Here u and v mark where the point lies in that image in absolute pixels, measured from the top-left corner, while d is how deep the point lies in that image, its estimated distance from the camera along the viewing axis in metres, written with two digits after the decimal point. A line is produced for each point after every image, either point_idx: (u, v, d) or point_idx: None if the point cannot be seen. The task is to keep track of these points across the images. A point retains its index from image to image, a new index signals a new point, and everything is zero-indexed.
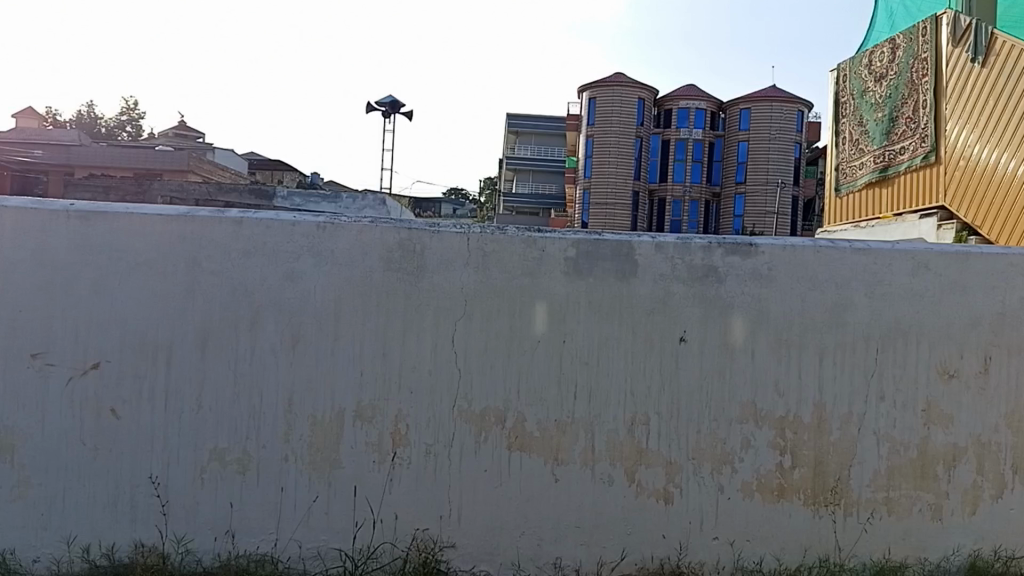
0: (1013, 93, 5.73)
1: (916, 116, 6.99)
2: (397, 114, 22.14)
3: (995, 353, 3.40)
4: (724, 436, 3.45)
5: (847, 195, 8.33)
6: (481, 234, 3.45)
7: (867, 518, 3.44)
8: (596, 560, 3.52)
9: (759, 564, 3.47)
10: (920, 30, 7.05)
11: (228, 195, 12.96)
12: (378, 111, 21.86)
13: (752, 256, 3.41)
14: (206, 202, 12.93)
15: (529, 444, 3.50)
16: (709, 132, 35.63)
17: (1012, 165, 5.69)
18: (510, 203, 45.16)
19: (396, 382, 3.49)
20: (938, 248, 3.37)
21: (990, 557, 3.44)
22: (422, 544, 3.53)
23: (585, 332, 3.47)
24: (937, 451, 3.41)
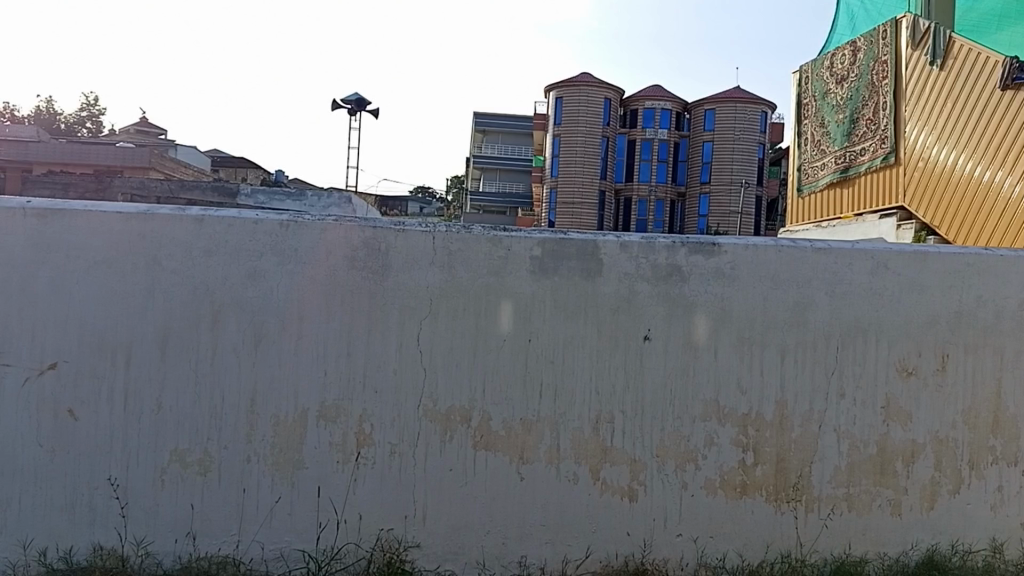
0: (972, 96, 5.87)
1: (876, 118, 7.11)
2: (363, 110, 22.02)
3: (953, 351, 3.46)
4: (689, 433, 3.47)
5: (808, 195, 8.45)
6: (447, 233, 3.43)
7: (828, 514, 3.49)
8: (561, 558, 3.52)
9: (722, 561, 3.50)
10: (880, 33, 7.17)
11: (191, 192, 12.55)
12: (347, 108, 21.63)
13: (715, 256, 3.44)
14: (168, 199, 12.57)
15: (494, 443, 3.49)
16: (675, 132, 35.98)
17: (971, 167, 5.83)
18: (479, 203, 45.08)
19: (361, 382, 3.46)
20: (897, 248, 3.42)
21: (948, 551, 3.49)
22: (387, 544, 3.51)
23: (550, 331, 3.47)
24: (896, 447, 3.47)
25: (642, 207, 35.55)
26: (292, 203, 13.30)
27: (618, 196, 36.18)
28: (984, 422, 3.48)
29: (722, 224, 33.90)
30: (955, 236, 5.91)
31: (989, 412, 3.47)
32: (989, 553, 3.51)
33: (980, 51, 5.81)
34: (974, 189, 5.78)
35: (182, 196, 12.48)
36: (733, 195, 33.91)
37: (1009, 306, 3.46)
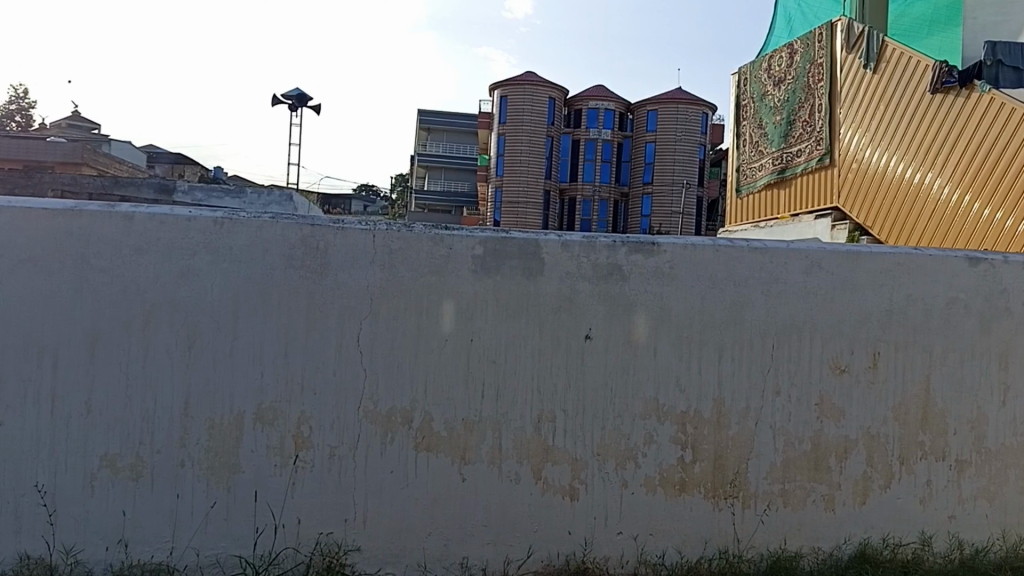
0: (903, 100, 6.05)
1: (811, 120, 7.29)
2: (302, 106, 21.57)
3: (883, 348, 3.54)
4: (629, 432, 3.49)
5: (747, 195, 8.62)
6: (386, 232, 3.39)
7: (764, 510, 3.54)
8: (503, 559, 3.51)
9: (662, 558, 3.52)
10: (816, 36, 7.34)
11: (125, 189, 12.52)
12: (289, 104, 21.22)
13: (655, 255, 3.46)
14: (101, 197, 12.41)
15: (436, 444, 3.46)
16: (619, 132, 36.18)
17: (902, 169, 6.02)
18: (427, 202, 44.77)
19: (299, 383, 3.39)
20: (830, 247, 3.49)
21: (879, 545, 3.57)
22: (326, 549, 3.44)
23: (491, 331, 3.45)
24: (829, 443, 3.54)
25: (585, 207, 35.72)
26: (231, 201, 13.08)
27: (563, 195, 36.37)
28: (914, 418, 3.57)
29: (665, 224, 34.35)
30: (887, 236, 6.11)
31: (918, 408, 3.57)
32: (918, 546, 3.60)
33: (912, 56, 5.99)
34: (906, 190, 5.97)
35: (115, 193, 12.29)
36: (676, 195, 34.36)
37: (937, 304, 3.55)
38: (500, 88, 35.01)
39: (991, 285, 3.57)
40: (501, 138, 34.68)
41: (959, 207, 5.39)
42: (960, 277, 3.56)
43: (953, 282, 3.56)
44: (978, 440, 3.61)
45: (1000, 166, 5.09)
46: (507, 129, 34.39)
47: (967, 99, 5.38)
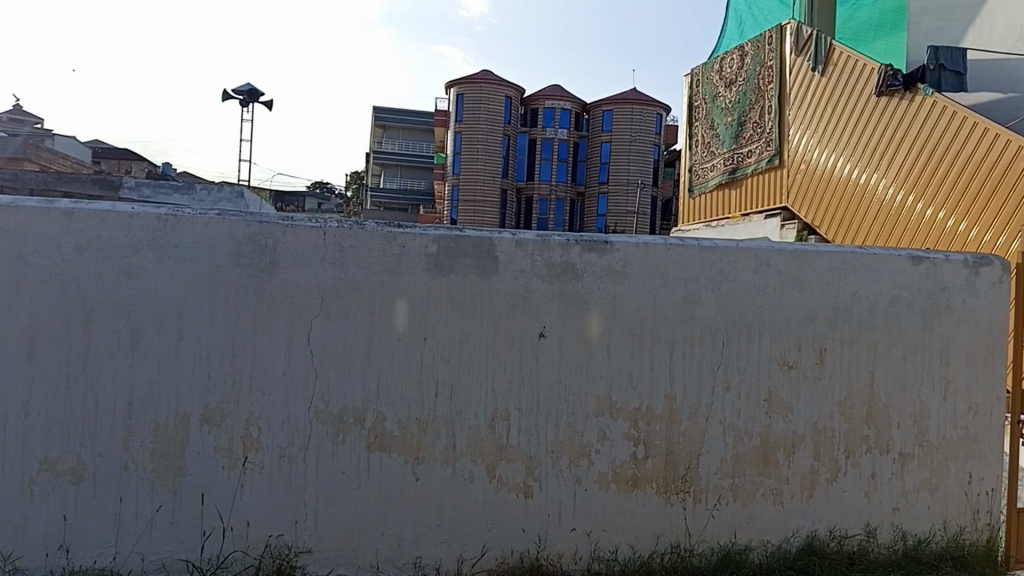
0: (849, 103, 6.54)
1: (762, 121, 7.77)
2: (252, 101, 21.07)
3: (830, 345, 3.61)
4: (582, 429, 3.51)
5: (701, 195, 9.06)
6: (338, 229, 3.35)
7: (715, 504, 3.59)
8: (456, 558, 3.49)
9: (615, 554, 3.54)
10: (766, 39, 7.80)
11: (69, 185, 12.05)
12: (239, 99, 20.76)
13: (607, 253, 3.48)
14: (43, 191, 11.93)
15: (389, 444, 3.42)
16: (574, 132, 36.16)
17: (847, 170, 6.50)
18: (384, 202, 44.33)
19: (247, 383, 3.33)
20: (778, 246, 3.55)
21: (826, 537, 3.64)
22: (276, 551, 3.39)
23: (445, 329, 3.43)
24: (778, 438, 3.60)
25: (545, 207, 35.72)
26: (179, 197, 12.77)
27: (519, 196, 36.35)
28: (860, 413, 3.65)
29: (620, 224, 34.54)
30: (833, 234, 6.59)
31: (863, 403, 3.65)
32: (864, 537, 3.68)
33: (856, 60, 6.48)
34: (850, 189, 6.47)
35: (59, 188, 11.83)
36: (631, 195, 34.55)
37: (882, 301, 3.64)
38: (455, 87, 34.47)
39: (933, 283, 3.67)
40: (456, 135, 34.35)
41: (897, 205, 5.88)
42: (904, 275, 3.65)
43: (897, 280, 3.65)
44: (921, 433, 3.71)
45: (932, 166, 5.59)
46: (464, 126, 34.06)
47: (908, 102, 5.87)
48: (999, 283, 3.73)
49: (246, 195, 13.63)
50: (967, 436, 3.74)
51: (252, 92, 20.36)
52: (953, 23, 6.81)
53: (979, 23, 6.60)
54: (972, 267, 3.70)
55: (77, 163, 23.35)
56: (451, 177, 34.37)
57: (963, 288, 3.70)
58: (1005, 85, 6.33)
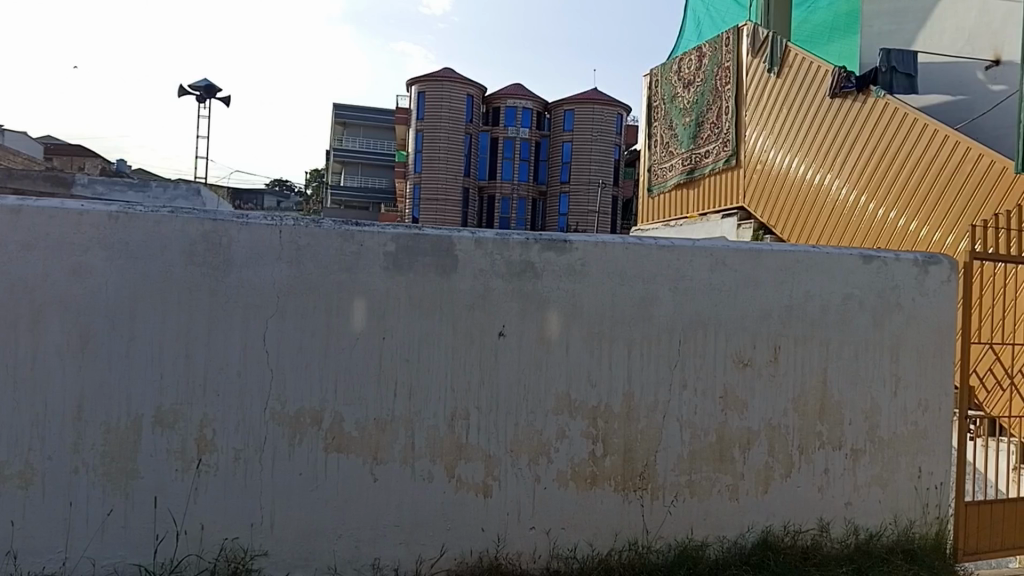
0: (803, 105, 6.72)
1: (719, 122, 7.93)
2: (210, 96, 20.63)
3: (784, 343, 3.67)
4: (541, 427, 3.52)
5: (659, 195, 9.15)
6: (294, 227, 3.31)
7: (672, 501, 3.62)
8: (415, 558, 3.47)
9: (573, 551, 3.56)
10: (723, 41, 7.96)
11: (17, 181, 11.64)
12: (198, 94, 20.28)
13: (566, 252, 3.50)
14: None
15: (347, 444, 3.39)
16: (534, 132, 34.15)
17: (802, 170, 6.69)
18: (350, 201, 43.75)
19: (201, 384, 3.28)
20: (733, 245, 3.60)
21: (781, 532, 3.71)
22: (232, 554, 3.34)
23: (403, 328, 3.42)
24: (733, 434, 3.65)
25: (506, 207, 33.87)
26: (132, 194, 12.51)
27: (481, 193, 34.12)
28: (813, 409, 3.72)
29: (580, 224, 32.85)
30: (787, 233, 6.75)
31: (817, 400, 3.72)
32: (817, 532, 3.75)
33: (811, 62, 6.66)
34: (805, 188, 6.66)
35: (7, 184, 11.42)
36: (592, 195, 32.87)
37: (835, 300, 3.71)
38: (416, 83, 32.52)
39: (883, 281, 3.76)
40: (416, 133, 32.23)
41: (849, 204, 6.09)
42: (856, 274, 3.72)
43: (850, 279, 3.72)
44: (872, 429, 3.79)
45: (883, 166, 5.79)
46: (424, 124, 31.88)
47: (860, 103, 6.07)
48: (947, 281, 3.86)
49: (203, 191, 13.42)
50: (917, 431, 3.85)
51: (212, 90, 20.01)
52: (905, 26, 7.01)
53: (930, 27, 6.80)
54: (921, 265, 3.82)
55: (29, 158, 22.55)
56: (411, 177, 32.41)
57: (912, 286, 3.81)
58: (954, 88, 6.53)
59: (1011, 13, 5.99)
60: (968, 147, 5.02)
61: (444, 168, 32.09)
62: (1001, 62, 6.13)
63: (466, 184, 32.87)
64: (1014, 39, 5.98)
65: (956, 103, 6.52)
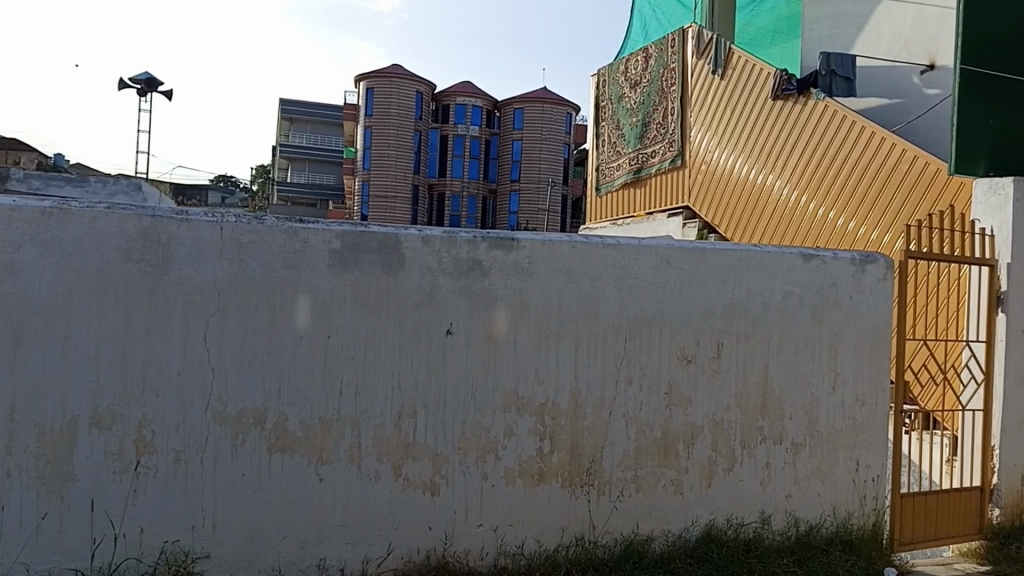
0: (745, 107, 6.88)
1: (665, 122, 8.05)
2: (151, 89, 19.98)
3: (726, 340, 3.75)
4: (489, 425, 3.52)
5: (607, 194, 9.26)
6: (236, 224, 3.25)
7: (618, 496, 3.66)
8: (361, 558, 3.42)
9: (521, 548, 3.57)
10: (668, 42, 8.08)
11: None
12: (137, 86, 19.59)
13: (514, 250, 3.51)
14: None
15: (291, 445, 3.33)
16: (483, 131, 33.35)
17: (745, 170, 6.84)
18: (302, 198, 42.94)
19: (140, 384, 3.18)
20: (677, 244, 3.67)
21: (724, 526, 3.78)
22: (172, 557, 3.24)
23: (349, 326, 3.38)
24: (678, 430, 3.71)
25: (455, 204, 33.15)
26: (71, 190, 11.95)
27: (431, 192, 33.40)
28: (754, 405, 3.80)
29: (529, 220, 32.52)
30: (731, 233, 6.89)
31: (758, 396, 3.80)
32: (759, 525, 3.83)
33: (754, 65, 6.83)
34: (749, 188, 6.81)
35: None
36: (541, 195, 32.59)
37: (775, 298, 3.80)
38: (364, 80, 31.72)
39: (822, 279, 3.87)
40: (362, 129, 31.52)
41: (790, 204, 6.26)
42: (796, 273, 3.82)
43: (789, 277, 3.82)
44: (812, 423, 3.89)
45: (822, 167, 5.97)
46: (373, 121, 31.04)
47: (803, 105, 6.22)
48: (882, 279, 4.00)
49: (144, 186, 13.17)
50: (854, 425, 3.96)
51: (151, 81, 19.40)
52: (845, 30, 7.22)
53: (867, 33, 7.01)
54: (858, 264, 3.94)
55: None
56: (360, 173, 31.29)
57: (850, 284, 3.92)
58: (891, 92, 6.74)
59: (945, 19, 6.23)
60: (904, 149, 5.20)
61: (394, 166, 31.16)
62: (935, 67, 6.35)
63: (415, 180, 32.14)
64: (948, 46, 6.20)
65: (893, 107, 6.74)
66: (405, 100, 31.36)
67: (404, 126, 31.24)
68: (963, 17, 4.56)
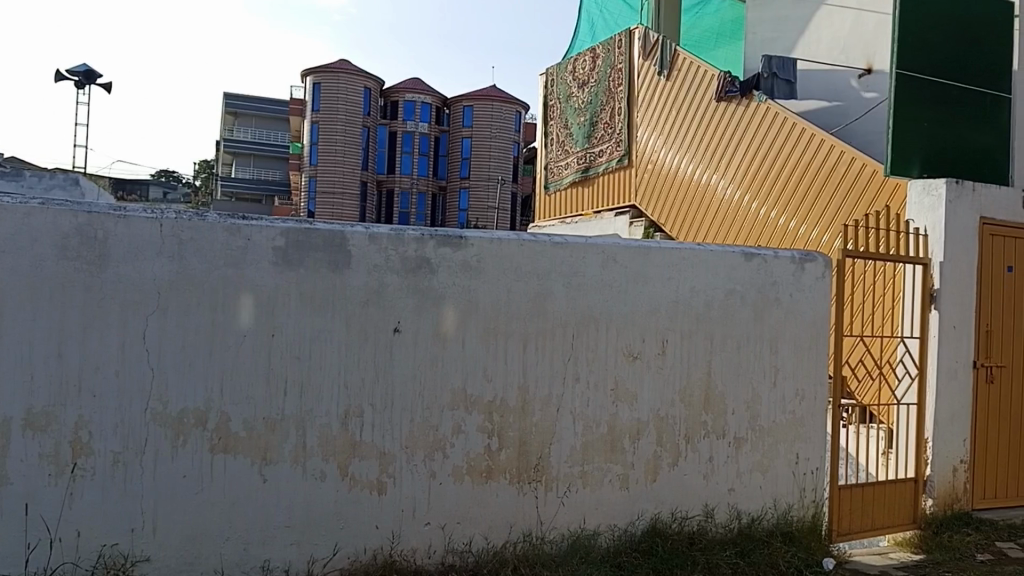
0: (691, 107, 7.00)
1: (612, 122, 8.13)
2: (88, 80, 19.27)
3: (671, 336, 3.82)
4: (436, 423, 3.52)
5: (555, 193, 9.28)
6: (176, 221, 3.18)
7: (565, 492, 3.69)
8: (307, 559, 3.38)
9: (468, 545, 3.58)
10: (615, 42, 8.16)
11: None
12: (74, 76, 18.86)
13: (461, 248, 3.52)
14: None
15: (234, 445, 3.27)
16: (433, 127, 33.03)
17: (691, 171, 6.97)
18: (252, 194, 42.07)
19: (76, 384, 3.09)
20: (622, 243, 3.73)
21: (668, 519, 3.84)
22: (111, 561, 3.14)
23: (293, 325, 3.34)
24: (624, 425, 3.76)
25: (404, 202, 32.91)
26: (4, 185, 11.30)
27: (380, 188, 33.01)
28: (698, 400, 3.87)
29: (478, 220, 32.44)
30: (678, 232, 7.00)
31: (702, 391, 3.88)
32: (702, 518, 3.90)
33: (698, 66, 6.96)
34: (695, 188, 6.92)
35: None
36: (490, 194, 32.22)
37: (718, 295, 3.89)
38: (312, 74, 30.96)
39: (762, 277, 3.97)
40: (308, 124, 30.95)
41: (734, 204, 6.40)
42: (737, 271, 3.92)
43: (731, 275, 3.91)
44: (753, 418, 3.99)
45: (764, 168, 6.12)
46: (321, 117, 30.53)
47: (747, 107, 6.36)
48: (821, 277, 4.11)
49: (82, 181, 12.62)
50: (794, 419, 4.07)
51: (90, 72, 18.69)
52: (786, 34, 7.39)
53: (807, 37, 7.19)
54: (798, 263, 4.05)
55: None
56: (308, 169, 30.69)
57: (790, 282, 4.04)
58: (830, 94, 6.92)
59: (881, 25, 6.43)
60: (842, 151, 5.36)
61: (343, 161, 30.67)
62: (872, 71, 6.55)
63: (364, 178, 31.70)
64: (884, 51, 6.41)
65: (832, 109, 6.92)
66: (354, 96, 30.89)
67: (353, 122, 30.82)
68: (899, 23, 4.71)
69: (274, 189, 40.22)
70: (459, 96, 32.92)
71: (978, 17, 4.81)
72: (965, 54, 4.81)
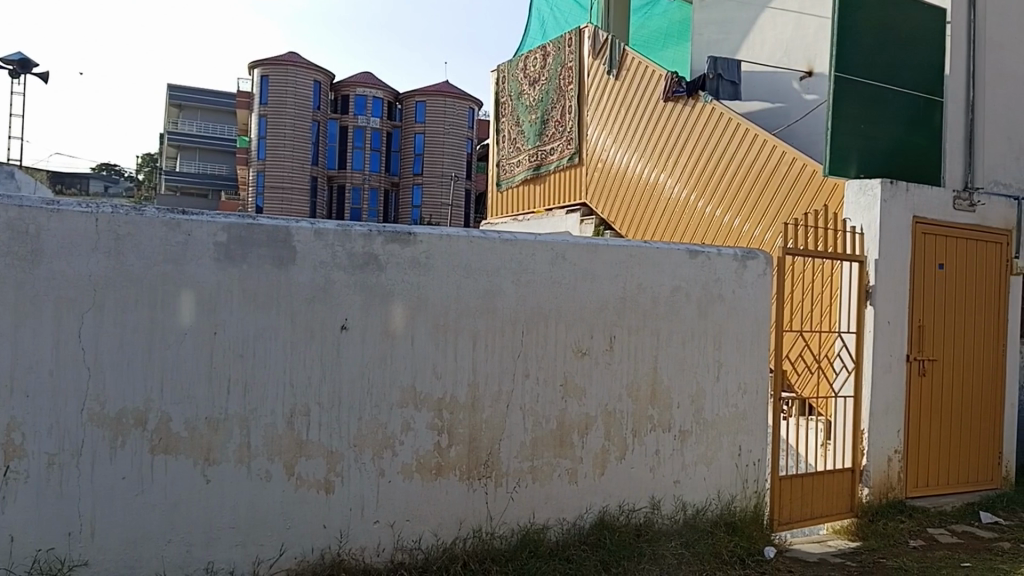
0: (639, 107, 7.09)
1: (563, 120, 8.18)
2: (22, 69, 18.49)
3: (618, 333, 3.88)
4: (385, 421, 3.51)
5: (506, 190, 9.27)
6: (112, 215, 3.10)
7: (514, 487, 3.73)
8: (253, 560, 3.34)
9: (418, 542, 3.58)
10: (565, 41, 8.21)
11: None
12: (7, 64, 18.07)
13: (410, 245, 3.51)
14: None
15: (175, 445, 3.21)
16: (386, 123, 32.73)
17: (639, 170, 7.06)
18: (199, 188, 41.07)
19: (6, 385, 2.98)
20: (570, 240, 3.77)
21: (616, 512, 3.91)
22: (45, 566, 3.05)
23: (237, 323, 3.29)
24: (573, 420, 3.81)
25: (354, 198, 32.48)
26: None
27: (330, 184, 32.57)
28: (644, 395, 3.95)
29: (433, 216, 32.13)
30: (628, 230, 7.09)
31: (648, 386, 3.95)
32: (649, 510, 3.98)
33: (646, 66, 7.06)
34: (644, 186, 7.02)
35: None
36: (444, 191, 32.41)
37: (664, 292, 3.96)
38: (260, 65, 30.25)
39: (706, 274, 4.06)
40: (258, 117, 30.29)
41: (682, 203, 6.52)
42: (682, 268, 4.00)
43: (677, 272, 3.99)
44: (697, 412, 4.08)
45: (710, 168, 6.25)
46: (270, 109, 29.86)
47: (694, 108, 6.49)
48: (762, 274, 4.23)
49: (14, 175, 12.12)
50: (737, 412, 4.18)
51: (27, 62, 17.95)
52: (732, 35, 7.55)
53: (752, 37, 7.32)
54: (740, 260, 4.15)
55: None
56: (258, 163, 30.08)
57: (732, 278, 4.14)
58: (774, 96, 7.09)
59: (822, 28, 6.58)
60: (784, 151, 5.51)
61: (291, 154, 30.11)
62: (813, 74, 6.72)
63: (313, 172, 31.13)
64: (824, 54, 6.57)
65: (776, 111, 7.09)
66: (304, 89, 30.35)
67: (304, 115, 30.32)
68: (838, 26, 4.85)
69: (220, 185, 39.26)
70: (412, 90, 32.71)
71: (914, 22, 4.97)
72: (902, 58, 4.97)
